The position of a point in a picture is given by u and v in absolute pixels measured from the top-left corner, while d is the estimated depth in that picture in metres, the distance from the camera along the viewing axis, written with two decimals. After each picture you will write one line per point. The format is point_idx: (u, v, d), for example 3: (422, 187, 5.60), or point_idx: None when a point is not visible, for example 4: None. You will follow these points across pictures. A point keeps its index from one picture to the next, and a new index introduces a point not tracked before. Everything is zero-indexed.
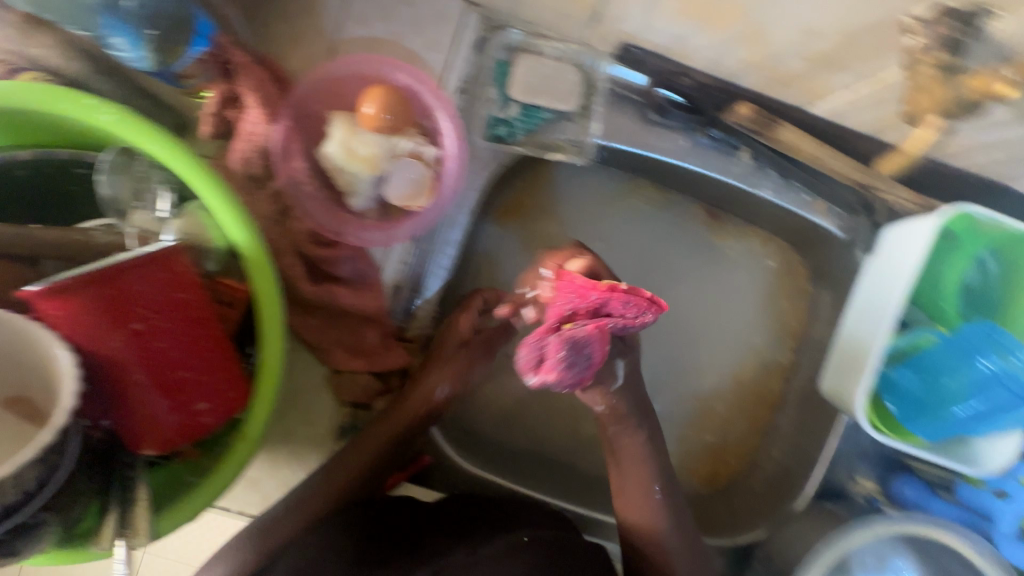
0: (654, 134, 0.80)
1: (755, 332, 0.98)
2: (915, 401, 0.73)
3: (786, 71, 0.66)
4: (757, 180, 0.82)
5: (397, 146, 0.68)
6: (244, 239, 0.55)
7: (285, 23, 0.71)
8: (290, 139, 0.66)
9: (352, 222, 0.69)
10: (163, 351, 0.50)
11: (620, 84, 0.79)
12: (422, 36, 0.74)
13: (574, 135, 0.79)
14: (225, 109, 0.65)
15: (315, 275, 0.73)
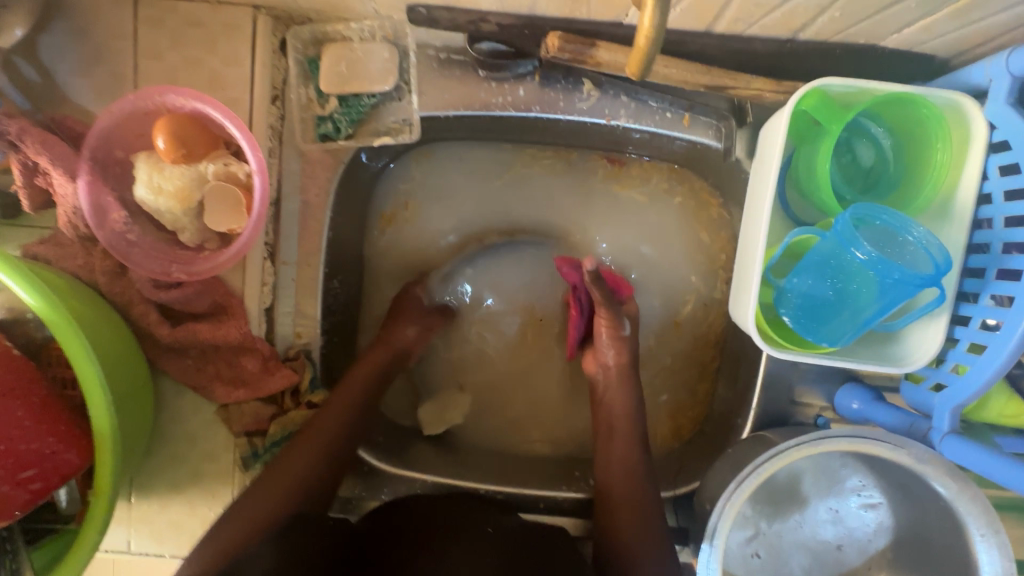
0: (486, 90, 0.76)
1: (675, 269, 0.91)
2: (818, 306, 0.65)
3: None
4: (608, 109, 0.77)
5: (203, 172, 0.66)
6: (37, 297, 0.55)
7: (81, 77, 0.71)
8: (98, 193, 0.65)
9: (186, 257, 0.69)
10: None
11: (440, 50, 0.75)
12: (219, 54, 0.72)
13: (403, 114, 0.76)
14: (38, 183, 0.67)
15: (176, 318, 0.73)
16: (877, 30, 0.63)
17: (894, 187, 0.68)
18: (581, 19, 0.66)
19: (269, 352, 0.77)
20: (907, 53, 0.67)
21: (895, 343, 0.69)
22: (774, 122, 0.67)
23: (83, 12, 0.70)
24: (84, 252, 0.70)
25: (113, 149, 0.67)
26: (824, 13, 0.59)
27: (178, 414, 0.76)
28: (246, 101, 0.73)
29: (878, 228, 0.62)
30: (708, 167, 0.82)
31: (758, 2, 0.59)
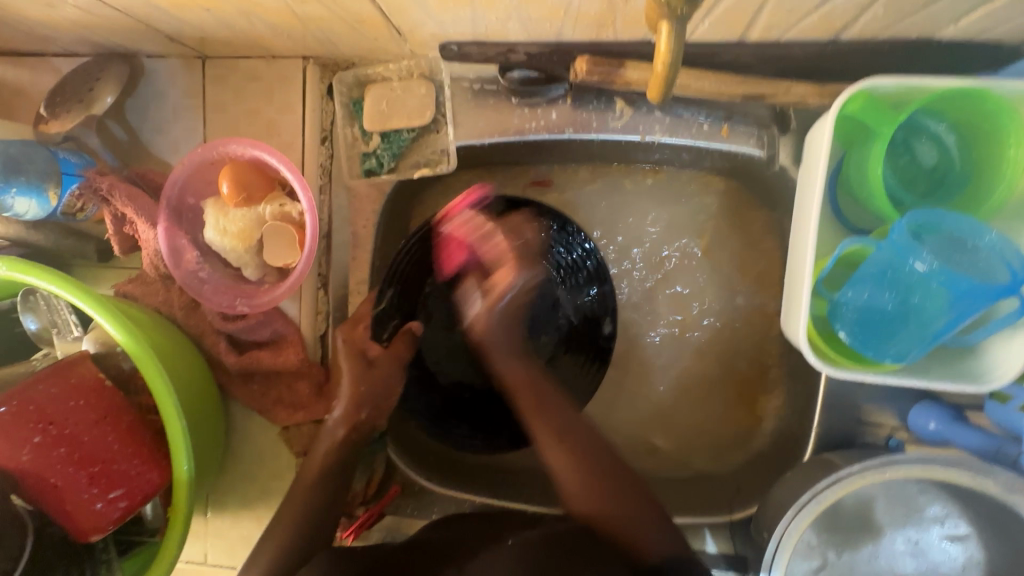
0: (520, 115, 0.78)
1: (723, 283, 0.87)
2: (878, 320, 0.60)
3: (593, 14, 0.59)
4: (642, 125, 0.77)
5: (261, 213, 0.72)
6: (124, 333, 0.62)
7: (161, 134, 0.80)
8: (174, 237, 0.73)
9: (249, 291, 0.75)
10: (72, 450, 0.58)
11: (473, 80, 0.78)
12: (274, 104, 0.79)
13: (441, 145, 0.80)
14: (126, 230, 0.75)
15: (242, 347, 0.80)
16: (929, 23, 0.58)
17: (960, 187, 0.63)
18: (609, 40, 0.66)
19: (324, 375, 0.81)
20: (967, 42, 0.61)
21: (974, 357, 0.62)
22: (819, 126, 0.64)
23: (162, 77, 0.79)
24: (164, 289, 0.78)
25: (185, 197, 0.74)
26: (866, 12, 0.56)
27: (247, 435, 0.82)
28: (299, 145, 0.79)
29: (945, 235, 0.58)
30: (753, 176, 0.79)
31: (792, 8, 0.56)
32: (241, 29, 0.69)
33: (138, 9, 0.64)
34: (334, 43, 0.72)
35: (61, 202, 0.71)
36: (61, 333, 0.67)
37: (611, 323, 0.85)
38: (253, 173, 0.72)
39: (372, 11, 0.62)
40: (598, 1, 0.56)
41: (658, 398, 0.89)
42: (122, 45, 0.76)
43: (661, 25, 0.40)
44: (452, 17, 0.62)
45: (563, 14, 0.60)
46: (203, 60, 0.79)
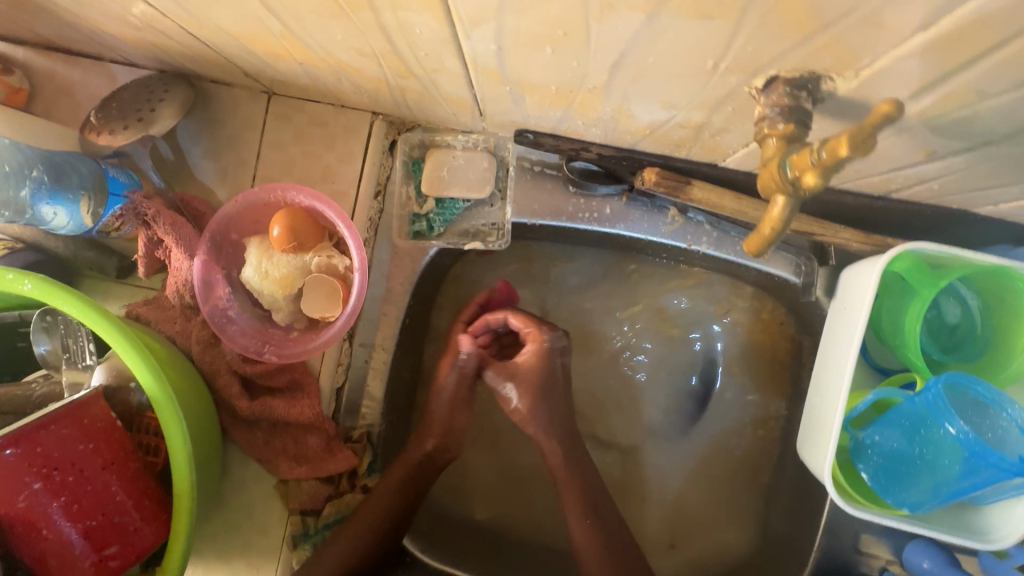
0: (575, 204, 0.80)
1: (736, 390, 0.89)
2: (900, 468, 0.63)
3: (676, 137, 0.62)
4: (690, 234, 0.80)
5: (307, 262, 0.70)
6: (156, 381, 0.60)
7: (209, 160, 0.78)
8: (210, 270, 0.70)
9: (276, 338, 0.72)
10: (71, 501, 0.53)
11: (534, 161, 0.80)
12: (334, 151, 0.78)
13: (493, 219, 0.81)
14: (156, 255, 0.72)
15: (255, 390, 0.76)
16: (974, 202, 0.63)
17: (978, 348, 0.67)
18: (680, 159, 0.69)
19: (334, 431, 0.78)
20: (999, 221, 0.67)
21: (977, 511, 0.65)
22: (859, 271, 0.67)
23: (223, 106, 0.78)
24: (183, 318, 0.74)
25: (229, 232, 0.72)
26: (923, 185, 0.61)
27: (241, 483, 0.77)
28: (352, 193, 0.78)
29: (970, 397, 0.60)
30: (783, 298, 0.83)
31: (859, 170, 0.61)
32: (324, 81, 0.69)
33: (228, 48, 0.64)
34: (411, 107, 0.73)
35: (97, 222, 0.68)
36: (78, 359, 0.64)
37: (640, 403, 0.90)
38: (310, 220, 0.70)
39: (466, 95, 0.63)
40: (687, 129, 0.59)
41: (660, 494, 0.90)
42: (192, 68, 0.75)
43: (776, 197, 0.42)
44: (541, 116, 0.64)
45: (648, 132, 0.63)
46: (269, 97, 0.78)
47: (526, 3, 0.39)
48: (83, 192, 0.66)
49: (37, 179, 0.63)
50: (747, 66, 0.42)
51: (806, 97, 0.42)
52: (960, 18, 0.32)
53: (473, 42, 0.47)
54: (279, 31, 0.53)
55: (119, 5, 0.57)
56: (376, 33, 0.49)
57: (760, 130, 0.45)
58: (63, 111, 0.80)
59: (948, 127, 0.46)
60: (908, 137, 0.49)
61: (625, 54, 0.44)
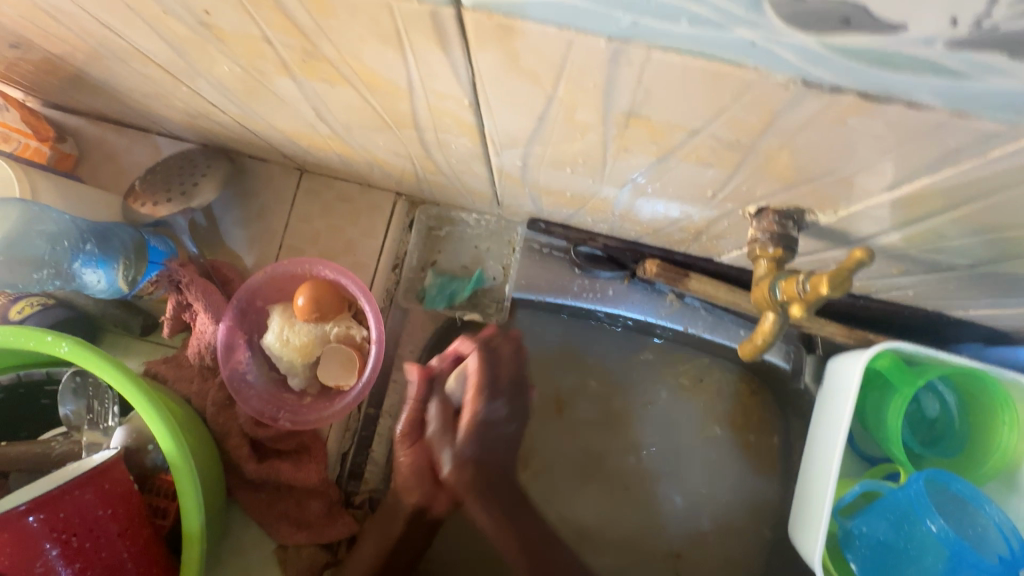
0: (578, 283, 0.86)
1: (732, 471, 0.90)
2: (889, 560, 0.65)
3: (676, 237, 0.68)
4: (686, 318, 0.85)
5: (327, 332, 0.74)
6: (173, 447, 0.62)
7: (240, 228, 0.83)
8: (233, 335, 0.74)
9: (290, 403, 0.75)
10: (86, 567, 0.54)
11: (543, 243, 0.86)
12: (357, 226, 0.84)
13: (495, 294, 0.86)
14: (182, 318, 0.76)
15: (262, 452, 0.78)
16: (947, 307, 0.69)
17: (962, 445, 0.71)
18: (678, 252, 0.75)
19: (336, 496, 0.80)
20: (971, 324, 0.73)
21: None
22: (845, 365, 0.72)
23: (257, 179, 0.84)
24: (201, 378, 0.77)
25: (254, 299, 0.76)
26: (899, 291, 0.67)
27: (239, 546, 0.78)
28: (371, 265, 0.83)
29: (949, 494, 0.64)
30: (773, 382, 0.87)
31: None
32: (357, 168, 0.75)
33: (273, 136, 0.71)
34: (432, 192, 0.80)
35: (133, 288, 0.72)
36: (101, 420, 0.66)
37: (638, 476, 0.90)
38: (333, 292, 0.75)
39: (486, 190, 0.69)
40: (686, 232, 0.66)
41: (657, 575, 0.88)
42: (233, 147, 0.81)
43: (768, 313, 0.47)
44: (554, 210, 0.70)
45: (650, 231, 0.69)
46: (301, 174, 0.85)
47: (555, 139, 0.45)
48: (123, 259, 0.70)
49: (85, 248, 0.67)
50: (742, 197, 0.48)
51: (792, 226, 0.49)
52: (917, 187, 0.38)
53: (501, 158, 0.53)
54: (327, 133, 0.60)
55: (184, 100, 0.63)
56: (416, 145, 0.55)
57: (752, 249, 0.51)
58: (108, 177, 0.86)
59: (920, 254, 0.52)
60: (884, 258, 0.56)
61: (636, 179, 0.50)
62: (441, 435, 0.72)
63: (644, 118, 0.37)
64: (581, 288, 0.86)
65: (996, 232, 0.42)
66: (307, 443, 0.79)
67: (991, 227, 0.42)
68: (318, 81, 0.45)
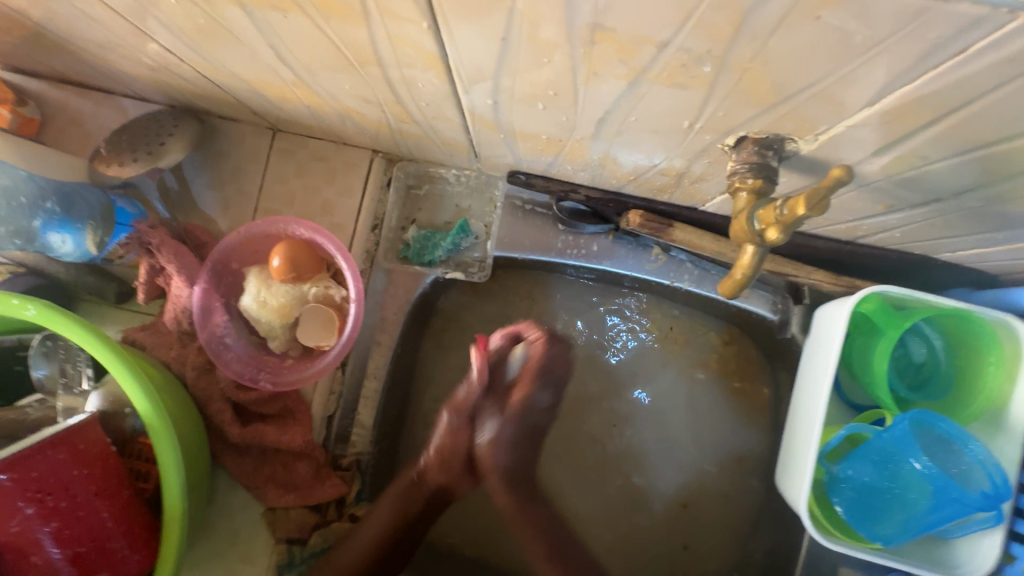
0: (562, 239, 0.84)
1: (721, 425, 0.90)
2: (873, 502, 0.65)
3: (658, 182, 0.66)
4: (672, 272, 0.84)
5: (305, 292, 0.73)
6: (148, 408, 0.61)
7: (213, 191, 0.81)
8: (209, 297, 0.72)
9: (272, 365, 0.74)
10: (62, 527, 0.54)
11: (525, 200, 0.84)
12: (334, 186, 0.82)
13: (477, 252, 0.84)
14: (156, 284, 0.74)
15: (246, 417, 0.77)
16: (933, 249, 0.68)
17: (947, 388, 0.70)
18: (661, 202, 0.73)
19: (324, 458, 0.79)
20: (959, 266, 0.72)
21: (948, 546, 0.68)
22: (831, 312, 0.71)
23: (229, 140, 0.82)
24: (179, 344, 0.76)
25: (229, 261, 0.75)
26: (885, 232, 0.66)
27: (227, 510, 0.77)
28: (349, 225, 0.81)
29: (935, 434, 0.64)
30: (761, 335, 0.86)
31: (828, 217, 0.66)
32: (329, 123, 0.73)
33: (238, 90, 0.68)
34: (409, 148, 0.77)
35: (103, 250, 0.70)
36: (75, 384, 0.65)
37: (627, 432, 0.90)
38: (311, 251, 0.73)
39: (462, 140, 0.67)
40: (667, 177, 0.64)
41: (647, 530, 0.88)
42: (201, 106, 0.78)
43: (747, 246, 0.48)
44: (533, 159, 0.68)
45: (632, 178, 0.67)
46: (273, 133, 0.82)
47: (521, 67, 0.43)
48: (88, 221, 0.68)
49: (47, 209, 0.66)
50: (720, 127, 0.46)
51: (771, 156, 0.47)
52: (896, 99, 0.36)
53: (470, 96, 0.51)
54: (291, 78, 0.57)
55: (143, 50, 0.61)
56: (382, 86, 0.53)
57: (732, 183, 0.49)
58: (73, 141, 0.83)
59: (904, 185, 0.50)
60: (869, 193, 0.54)
61: (610, 112, 0.48)
62: (490, 407, 0.71)
63: (609, 31, 0.35)
64: (565, 245, 0.84)
65: (979, 150, 0.41)
66: (292, 407, 0.78)
67: (974, 145, 0.40)
68: (270, 10, 0.43)
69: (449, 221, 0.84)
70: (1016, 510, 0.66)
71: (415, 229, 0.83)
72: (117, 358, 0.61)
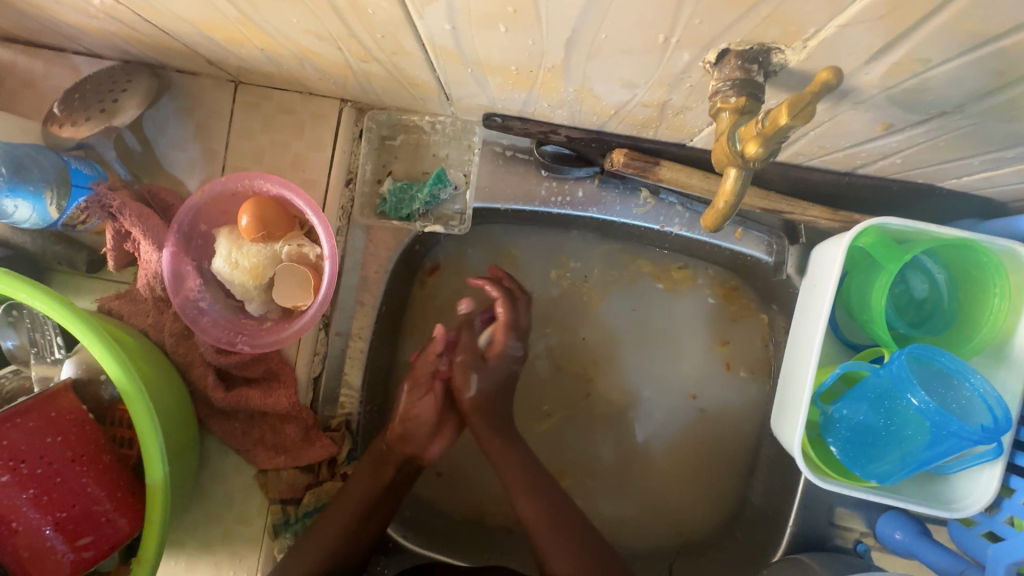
0: (545, 187, 0.80)
1: (716, 373, 0.88)
2: (868, 441, 0.64)
3: (641, 117, 0.62)
4: (662, 216, 0.80)
5: (278, 252, 0.70)
6: (121, 376, 0.59)
7: (177, 151, 0.77)
8: (179, 261, 0.70)
9: (250, 328, 0.72)
10: (41, 493, 0.54)
11: (505, 146, 0.80)
12: (304, 139, 0.78)
13: (457, 204, 0.80)
14: (124, 250, 0.72)
15: (230, 382, 0.76)
16: (938, 175, 0.64)
17: (947, 323, 0.67)
18: (645, 139, 0.69)
19: (312, 420, 0.78)
20: (964, 195, 0.68)
21: (944, 481, 0.66)
22: (828, 249, 0.68)
23: (189, 95, 0.77)
24: (155, 310, 0.74)
25: (198, 223, 0.72)
26: (885, 159, 0.61)
27: (219, 474, 0.77)
28: (321, 181, 0.78)
29: (935, 368, 0.61)
30: (755, 279, 0.84)
31: (824, 145, 0.61)
32: (288, 68, 0.68)
33: (190, 37, 0.64)
34: (378, 95, 0.73)
35: (62, 214, 0.68)
36: (48, 353, 0.64)
37: (620, 382, 0.89)
38: (282, 208, 0.70)
39: (430, 79, 0.63)
40: (650, 109, 0.59)
41: (642, 477, 0.88)
42: (155, 59, 0.74)
43: (729, 170, 0.45)
44: (506, 96, 0.64)
45: (613, 112, 0.62)
46: (235, 85, 0.77)
47: None
48: (42, 184, 0.65)
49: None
50: (699, 39, 0.42)
51: (757, 70, 0.42)
52: None
53: (426, 22, 0.47)
54: (235, 15, 0.53)
55: None
56: (331, 15, 0.49)
57: (713, 104, 0.45)
58: (27, 105, 0.78)
59: (904, 97, 0.46)
60: (866, 111, 0.50)
61: (577, 30, 0.44)
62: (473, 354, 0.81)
63: None
64: (548, 193, 0.80)
65: (985, 44, 0.37)
66: (277, 371, 0.77)
67: (980, 38, 0.36)
68: None
69: (427, 172, 0.80)
70: (1017, 444, 0.64)
71: (388, 181, 0.78)
72: (86, 328, 0.59)
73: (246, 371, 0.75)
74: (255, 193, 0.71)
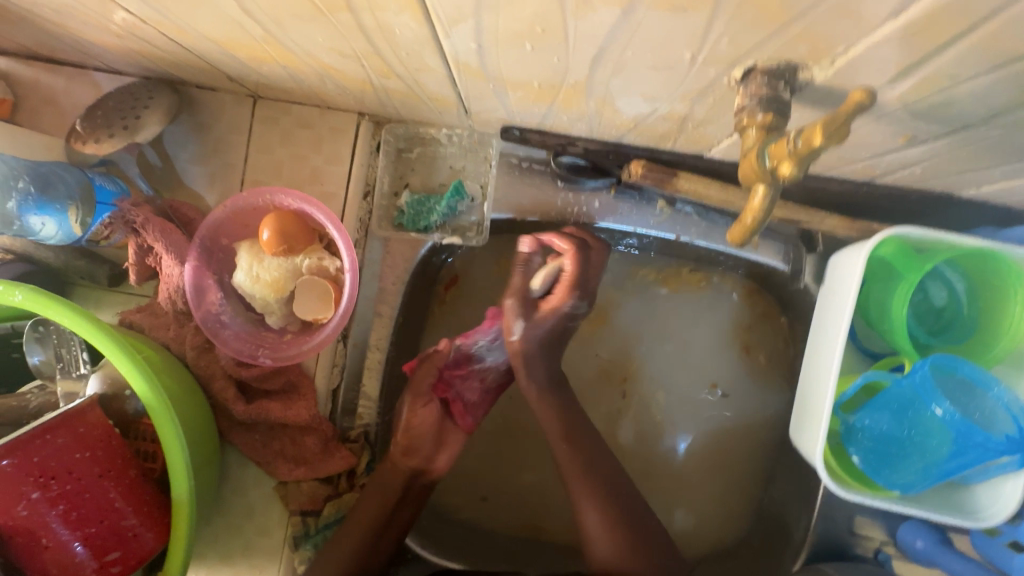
0: (561, 198, 0.81)
1: (733, 382, 0.88)
2: (891, 451, 0.64)
3: (660, 129, 0.62)
4: (678, 226, 0.80)
5: (298, 265, 0.71)
6: (148, 392, 0.59)
7: (197, 166, 0.78)
8: (201, 275, 0.70)
9: (271, 341, 0.73)
10: (70, 509, 0.55)
11: (521, 157, 0.80)
12: (322, 153, 0.78)
13: (474, 216, 0.81)
14: (146, 265, 0.73)
15: (250, 394, 0.77)
16: (958, 185, 0.64)
17: (968, 332, 0.67)
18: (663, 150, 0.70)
19: (331, 432, 0.78)
20: (983, 203, 0.67)
21: (967, 491, 0.66)
22: (847, 259, 0.68)
23: (209, 110, 0.78)
24: (176, 324, 0.74)
25: (218, 236, 0.72)
26: (905, 169, 0.61)
27: (239, 486, 0.78)
28: (340, 194, 0.78)
29: (957, 378, 0.61)
30: (772, 287, 0.84)
31: (843, 156, 0.61)
32: (308, 84, 0.69)
33: (213, 55, 0.64)
34: (396, 108, 0.74)
35: (86, 230, 0.69)
36: (73, 368, 0.65)
37: (638, 391, 0.89)
38: (302, 222, 0.71)
39: (450, 94, 0.63)
40: (670, 122, 0.60)
41: (660, 486, 0.88)
42: (175, 75, 0.75)
43: (757, 187, 0.45)
44: (525, 110, 0.64)
45: (632, 125, 0.63)
46: (254, 100, 0.78)
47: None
48: (68, 201, 0.66)
49: (23, 190, 0.64)
50: (726, 57, 0.42)
51: (783, 87, 0.43)
52: (926, 7, 0.32)
53: (452, 41, 0.47)
54: (259, 34, 0.53)
55: (102, 16, 0.57)
56: (356, 34, 0.49)
57: (739, 120, 0.45)
58: (49, 121, 0.79)
59: (929, 111, 0.46)
60: (888, 124, 0.50)
61: (604, 48, 0.44)
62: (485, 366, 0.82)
63: None
64: (564, 203, 0.80)
65: (1015, 61, 0.37)
66: (297, 383, 0.78)
67: (1010, 56, 0.36)
68: None
69: (444, 184, 0.81)
70: None
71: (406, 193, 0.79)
72: (112, 343, 0.59)
73: (266, 383, 0.76)
74: (275, 207, 0.72)
